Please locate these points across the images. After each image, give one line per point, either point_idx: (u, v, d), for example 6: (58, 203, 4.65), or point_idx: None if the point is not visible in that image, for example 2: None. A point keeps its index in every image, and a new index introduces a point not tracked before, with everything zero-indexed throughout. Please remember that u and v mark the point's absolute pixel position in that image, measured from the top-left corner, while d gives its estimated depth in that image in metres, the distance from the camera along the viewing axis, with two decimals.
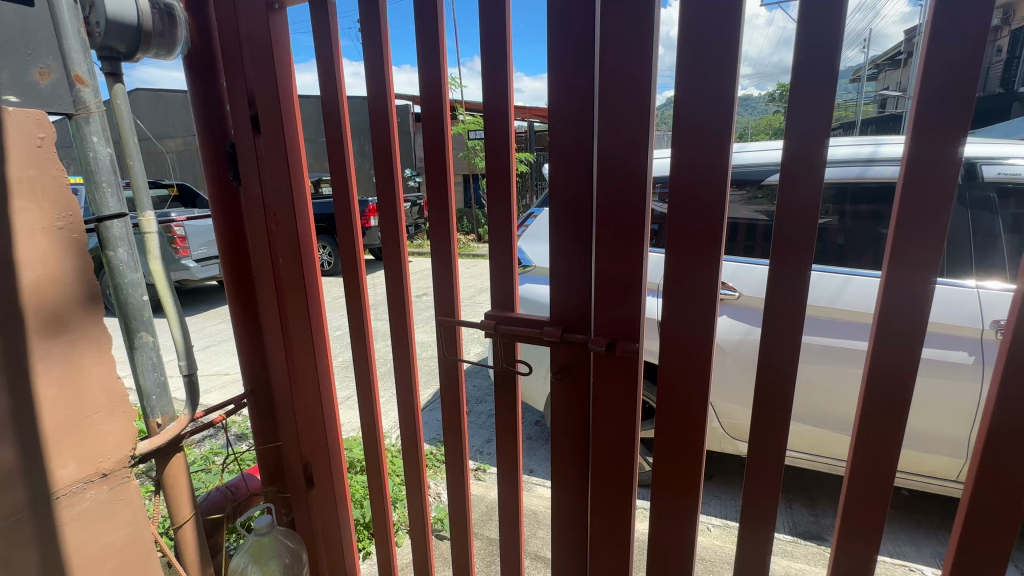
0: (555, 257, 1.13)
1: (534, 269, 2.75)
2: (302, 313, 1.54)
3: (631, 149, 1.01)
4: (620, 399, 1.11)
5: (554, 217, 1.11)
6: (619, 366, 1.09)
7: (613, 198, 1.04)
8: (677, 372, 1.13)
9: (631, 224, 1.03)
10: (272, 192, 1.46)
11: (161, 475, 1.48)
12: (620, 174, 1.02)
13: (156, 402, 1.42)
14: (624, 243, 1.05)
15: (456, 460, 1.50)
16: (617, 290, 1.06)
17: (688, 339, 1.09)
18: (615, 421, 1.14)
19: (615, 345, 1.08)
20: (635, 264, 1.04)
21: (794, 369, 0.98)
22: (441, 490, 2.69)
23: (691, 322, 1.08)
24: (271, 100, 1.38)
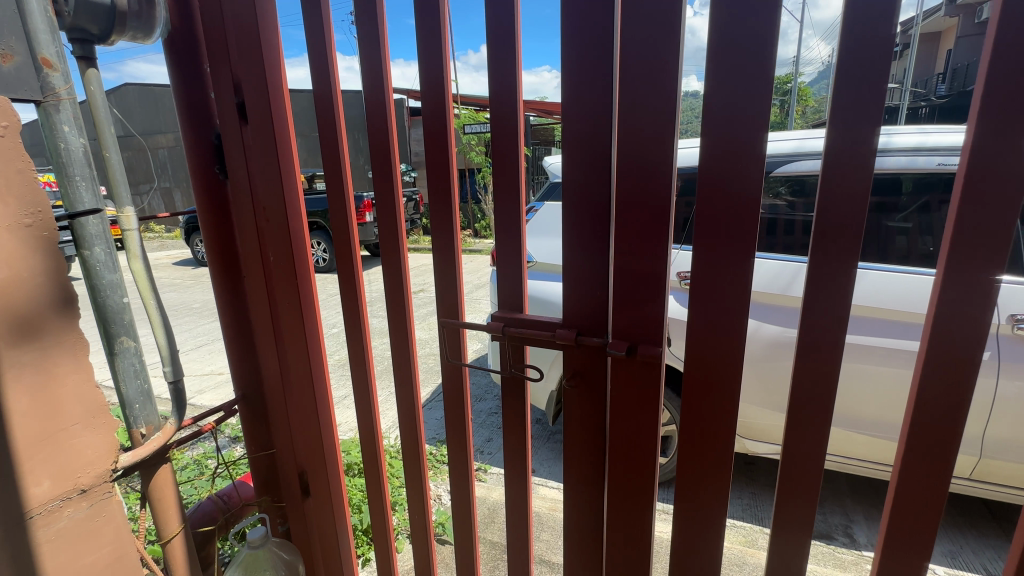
0: (568, 254, 1.04)
1: (536, 265, 2.67)
2: (296, 314, 1.45)
3: (652, 139, 0.92)
4: (640, 406, 1.04)
5: (569, 211, 1.03)
6: (639, 372, 1.01)
7: (634, 191, 0.95)
8: (703, 376, 1.05)
9: (653, 219, 0.95)
10: (262, 186, 1.36)
11: (147, 487, 1.39)
12: (642, 165, 0.94)
13: (139, 410, 1.33)
14: (645, 241, 0.96)
15: (460, 469, 1.42)
16: (639, 290, 0.98)
17: (713, 341, 1.02)
18: (636, 430, 1.06)
19: (636, 350, 1.00)
20: (659, 262, 0.96)
21: (830, 375, 0.91)
22: (443, 492, 2.63)
23: (720, 324, 1.01)
24: (260, 87, 1.28)
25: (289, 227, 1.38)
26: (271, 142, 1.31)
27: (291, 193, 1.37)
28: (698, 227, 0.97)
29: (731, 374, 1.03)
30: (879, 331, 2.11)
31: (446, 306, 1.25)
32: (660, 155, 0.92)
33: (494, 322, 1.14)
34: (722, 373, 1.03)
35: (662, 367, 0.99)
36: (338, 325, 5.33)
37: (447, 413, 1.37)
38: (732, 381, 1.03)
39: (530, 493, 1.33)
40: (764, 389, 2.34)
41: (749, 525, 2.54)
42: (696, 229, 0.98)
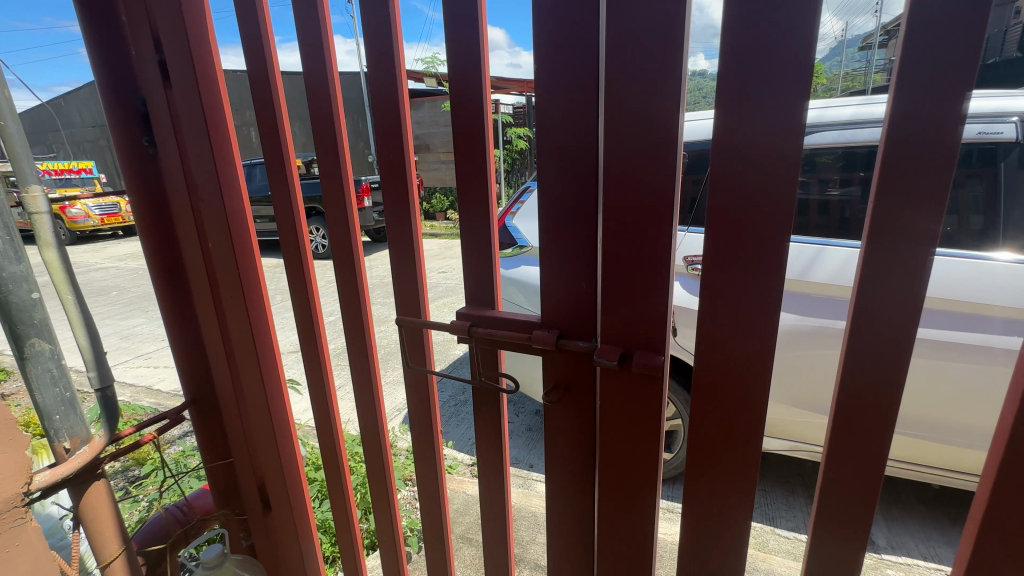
0: (549, 236, 0.84)
1: (530, 250, 2.48)
2: (242, 310, 1.28)
3: (643, 88, 0.71)
4: (635, 423, 0.84)
5: (546, 184, 0.82)
6: (635, 384, 0.81)
7: (627, 155, 0.74)
8: (717, 380, 0.86)
9: (652, 190, 0.73)
10: (197, 161, 1.18)
11: (77, 507, 1.23)
12: (636, 122, 0.72)
13: (60, 422, 1.15)
14: (639, 221, 0.76)
15: (428, 482, 1.24)
16: (633, 282, 0.78)
17: (725, 343, 0.84)
18: (631, 449, 0.87)
19: (631, 358, 0.80)
20: (660, 244, 0.75)
21: (892, 377, 0.73)
22: (412, 497, 2.40)
23: (739, 317, 0.81)
24: (184, 44, 1.09)
25: (227, 211, 1.21)
26: (199, 113, 1.14)
27: (228, 170, 1.20)
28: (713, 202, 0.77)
29: (749, 383, 0.84)
30: (955, 325, 1.78)
31: (409, 298, 1.06)
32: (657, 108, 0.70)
33: (458, 321, 0.95)
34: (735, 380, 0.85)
35: (665, 378, 0.79)
36: (334, 313, 5.13)
37: (413, 421, 1.18)
38: (752, 390, 0.84)
39: (511, 512, 1.16)
40: (779, 383, 2.14)
41: (759, 526, 2.36)
42: (712, 202, 0.78)
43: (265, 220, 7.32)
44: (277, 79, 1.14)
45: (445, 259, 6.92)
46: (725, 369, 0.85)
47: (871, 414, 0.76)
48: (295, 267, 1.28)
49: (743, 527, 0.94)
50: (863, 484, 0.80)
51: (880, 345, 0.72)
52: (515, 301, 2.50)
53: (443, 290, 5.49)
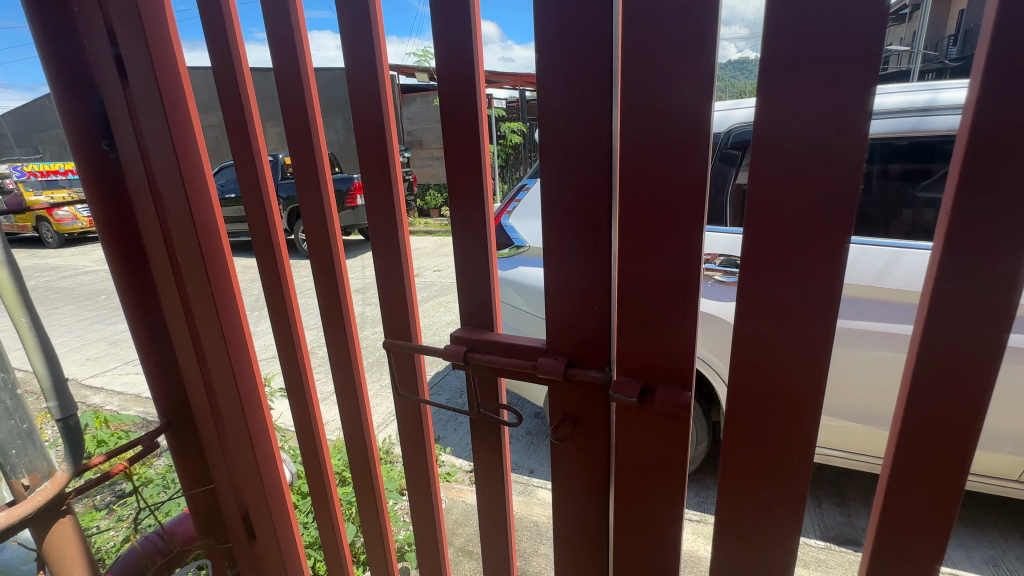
0: (557, 250, 0.74)
1: (527, 250, 2.38)
2: (214, 322, 1.25)
3: (672, 79, 0.61)
4: (657, 459, 0.74)
5: (556, 190, 0.72)
6: (653, 423, 0.73)
7: (648, 159, 0.64)
8: (758, 393, 0.79)
9: (676, 200, 0.64)
10: (163, 170, 1.11)
11: (42, 546, 1.12)
12: (663, 122, 0.63)
13: (18, 457, 1.04)
14: (664, 238, 0.66)
15: (425, 511, 1.14)
16: (656, 308, 0.69)
17: (761, 355, 0.77)
18: (655, 487, 0.77)
19: (651, 393, 0.71)
20: (689, 261, 0.65)
21: (964, 376, 0.67)
22: (404, 506, 2.33)
23: (782, 326, 0.74)
24: (142, 47, 1.04)
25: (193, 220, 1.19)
26: (163, 123, 1.09)
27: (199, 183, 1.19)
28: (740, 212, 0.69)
29: (788, 401, 0.78)
30: None
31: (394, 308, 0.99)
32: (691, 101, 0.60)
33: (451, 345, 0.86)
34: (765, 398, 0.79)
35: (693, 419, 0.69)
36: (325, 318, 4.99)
37: (405, 446, 1.08)
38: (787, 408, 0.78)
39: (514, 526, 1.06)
40: None
41: None
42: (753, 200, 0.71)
43: None
44: (247, 80, 1.09)
45: (438, 258, 6.80)
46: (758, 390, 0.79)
47: (933, 417, 0.70)
48: (271, 279, 1.25)
49: (783, 552, 0.86)
50: (923, 494, 0.74)
51: (953, 342, 0.67)
52: (513, 304, 2.41)
53: (436, 290, 5.37)
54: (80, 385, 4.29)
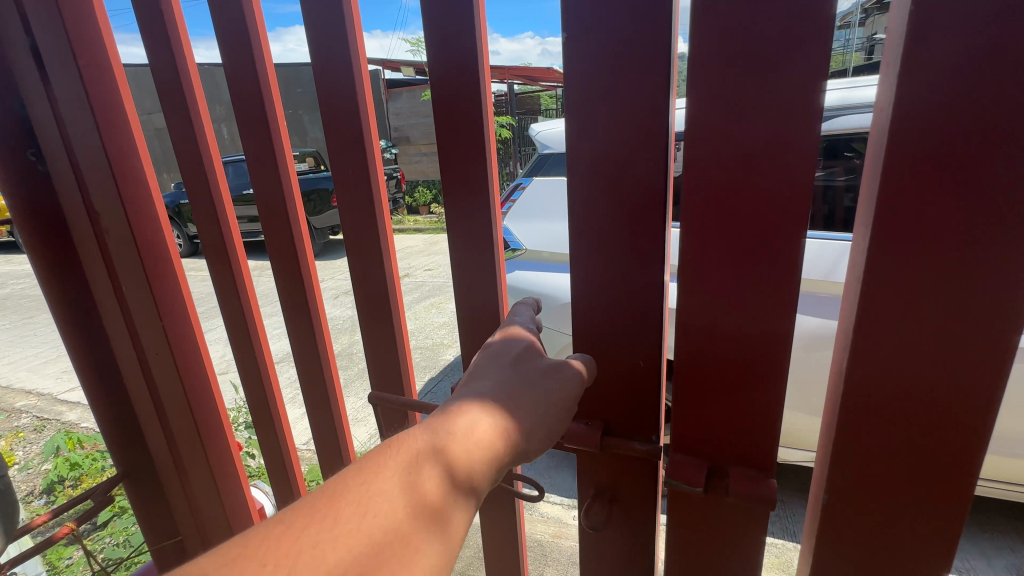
0: (594, 269, 0.70)
1: (524, 254, 2.22)
2: (172, 361, 1.06)
3: (733, 122, 0.52)
4: (721, 513, 0.67)
5: (597, 208, 0.67)
6: (720, 510, 0.67)
7: (717, 182, 0.55)
8: (880, 457, 0.57)
9: (746, 232, 0.55)
10: (100, 185, 0.94)
11: None
12: (725, 173, 0.54)
13: None
14: (728, 305, 0.59)
15: None
16: (719, 380, 0.62)
17: (875, 407, 0.56)
18: (724, 539, 0.68)
19: (721, 474, 0.65)
20: (749, 297, 0.57)
21: None
22: None
23: (907, 372, 0.53)
24: (61, 38, 0.86)
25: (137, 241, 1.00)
26: (94, 130, 0.91)
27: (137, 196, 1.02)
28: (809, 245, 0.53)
29: (932, 479, 0.56)
30: None
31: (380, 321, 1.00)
32: (763, 146, 0.52)
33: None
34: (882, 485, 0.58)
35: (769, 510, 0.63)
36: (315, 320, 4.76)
37: None
38: (914, 501, 0.57)
39: (526, 549, 1.08)
40: None
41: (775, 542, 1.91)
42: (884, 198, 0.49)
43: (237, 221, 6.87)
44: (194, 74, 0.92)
45: (429, 256, 6.60)
46: (874, 475, 0.58)
47: None
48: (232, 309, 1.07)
49: None
50: None
51: None
52: None
53: (428, 290, 5.19)
54: (55, 400, 4.05)
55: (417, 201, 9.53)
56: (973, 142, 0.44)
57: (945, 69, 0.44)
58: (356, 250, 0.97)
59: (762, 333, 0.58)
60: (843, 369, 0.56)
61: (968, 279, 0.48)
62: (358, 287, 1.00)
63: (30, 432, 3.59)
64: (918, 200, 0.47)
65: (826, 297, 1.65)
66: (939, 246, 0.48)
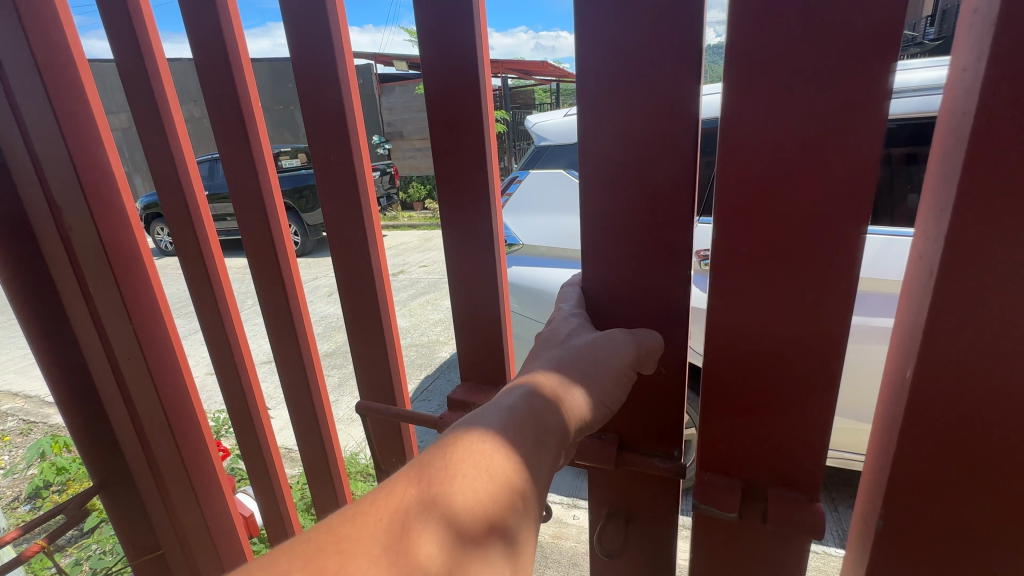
0: (614, 264, 0.65)
1: (522, 249, 2.15)
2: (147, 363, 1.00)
3: (785, 101, 0.46)
4: (756, 534, 0.61)
5: (619, 203, 0.62)
6: (757, 533, 0.61)
7: (755, 161, 0.48)
8: (947, 478, 0.51)
9: (785, 217, 0.49)
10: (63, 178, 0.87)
11: None
12: (775, 160, 0.48)
13: None
14: (772, 308, 0.53)
15: None
16: (760, 391, 0.56)
17: (947, 424, 0.49)
18: (758, 560, 0.62)
19: (757, 493, 0.59)
20: (789, 291, 0.51)
21: None
22: None
23: (984, 382, 0.47)
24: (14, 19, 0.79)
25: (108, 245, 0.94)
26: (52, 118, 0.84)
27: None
28: (855, 243, 0.48)
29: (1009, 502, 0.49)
30: None
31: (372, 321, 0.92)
32: (816, 127, 0.46)
33: (449, 416, 0.87)
34: (945, 509, 0.52)
35: (813, 540, 0.57)
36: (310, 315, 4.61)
37: None
38: (985, 521, 0.51)
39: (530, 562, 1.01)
40: None
41: None
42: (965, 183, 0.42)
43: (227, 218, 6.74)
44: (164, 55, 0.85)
45: (424, 252, 6.52)
46: (941, 496, 0.52)
47: None
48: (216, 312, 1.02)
49: None
50: None
51: None
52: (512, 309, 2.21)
53: (423, 287, 5.12)
54: (42, 402, 3.95)
55: (411, 197, 9.43)
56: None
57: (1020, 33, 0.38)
58: (345, 243, 0.89)
59: (800, 335, 0.52)
60: (909, 380, 0.49)
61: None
62: (347, 284, 0.92)
63: (17, 435, 3.50)
64: (983, 187, 0.41)
65: (879, 296, 1.50)
66: (1005, 241, 0.42)
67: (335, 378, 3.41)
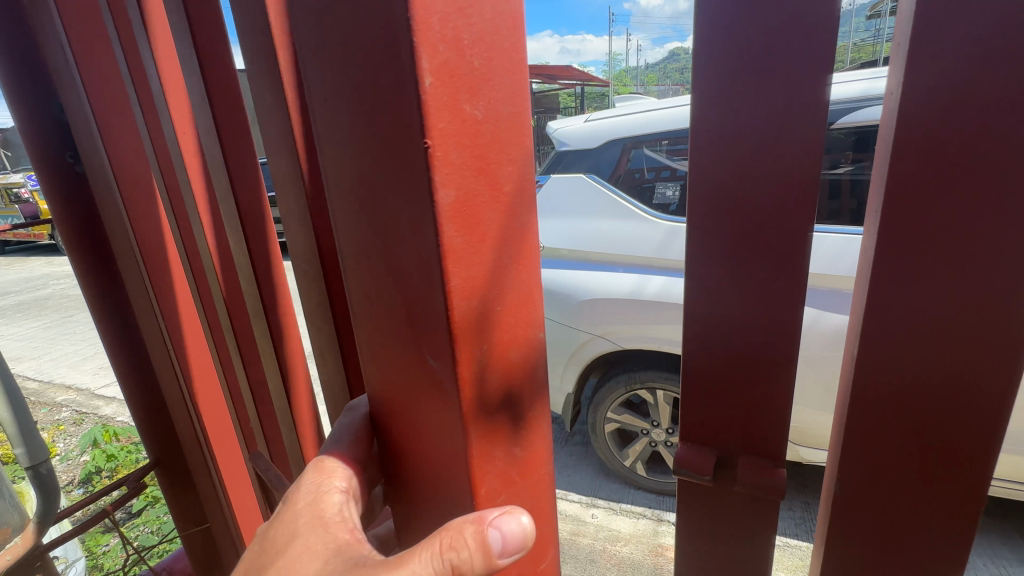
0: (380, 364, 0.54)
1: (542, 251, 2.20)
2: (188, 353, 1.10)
3: (748, 109, 0.52)
4: (732, 499, 0.66)
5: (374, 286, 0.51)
6: (733, 499, 0.66)
7: (718, 162, 0.55)
8: (894, 428, 0.55)
9: (751, 209, 0.55)
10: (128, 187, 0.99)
11: None
12: (736, 159, 0.54)
13: None
14: (736, 297, 0.58)
15: None
16: (727, 372, 0.62)
17: (891, 388, 0.53)
18: (738, 521, 0.67)
19: (727, 462, 0.65)
20: (748, 280, 0.57)
21: None
22: None
23: (922, 359, 0.51)
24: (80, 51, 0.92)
25: None
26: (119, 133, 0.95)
27: None
28: (806, 233, 0.54)
29: (948, 442, 0.53)
30: None
31: None
32: (772, 132, 0.52)
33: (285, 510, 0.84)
34: (893, 467, 0.56)
35: (780, 500, 0.63)
36: None
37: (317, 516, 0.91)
38: (930, 460, 0.54)
39: None
40: None
41: (795, 542, 1.82)
42: (900, 181, 0.47)
43: None
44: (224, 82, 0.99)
45: None
46: (886, 443, 0.56)
47: None
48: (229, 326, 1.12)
49: None
50: None
51: None
52: None
53: None
54: (93, 394, 4.23)
55: None
56: (966, 131, 0.44)
57: (939, 48, 0.43)
58: None
59: (762, 321, 0.58)
60: (855, 357, 0.55)
61: (958, 264, 0.48)
62: None
63: (71, 424, 3.77)
64: (910, 183, 0.47)
65: (842, 292, 1.62)
66: (935, 237, 0.48)
67: None
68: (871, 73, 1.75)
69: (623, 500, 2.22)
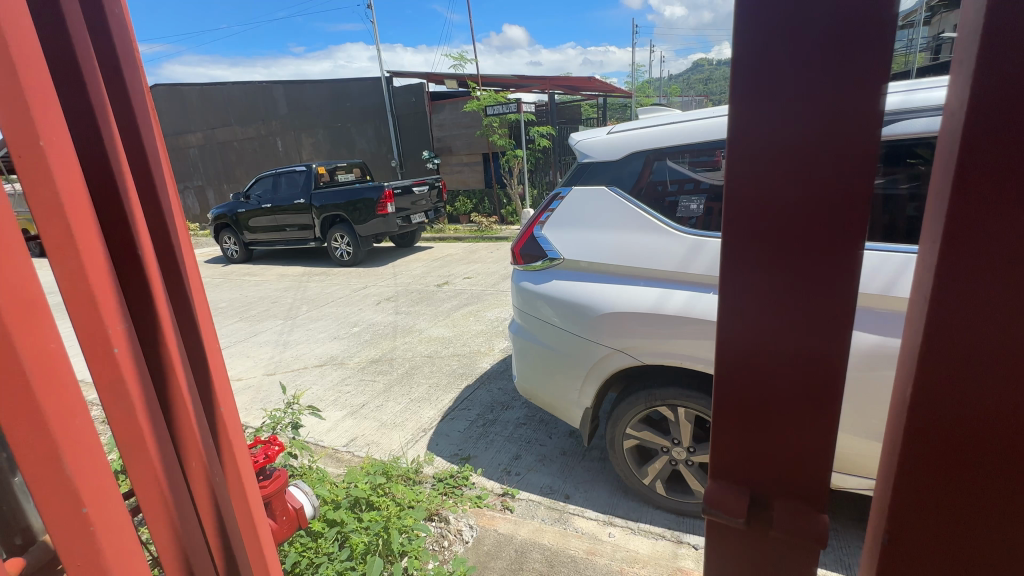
0: None
1: (562, 263, 2.18)
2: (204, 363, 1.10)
3: (789, 125, 0.50)
4: (767, 539, 0.62)
5: None
6: (767, 542, 0.63)
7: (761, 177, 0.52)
8: (952, 450, 0.52)
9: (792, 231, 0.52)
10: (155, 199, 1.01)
11: None
12: (778, 181, 0.51)
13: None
14: (774, 324, 0.55)
15: None
16: (760, 401, 0.59)
17: (948, 410, 0.51)
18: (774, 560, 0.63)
19: (761, 502, 0.62)
20: (788, 304, 0.54)
21: None
22: (462, 526, 2.19)
23: (986, 381, 0.49)
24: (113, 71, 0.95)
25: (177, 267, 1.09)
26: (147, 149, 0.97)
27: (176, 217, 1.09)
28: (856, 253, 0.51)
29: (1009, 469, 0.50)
30: None
31: None
32: (815, 150, 0.49)
33: None
34: (949, 491, 0.54)
35: (820, 547, 0.59)
36: (359, 322, 4.84)
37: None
38: (990, 486, 0.52)
39: None
40: None
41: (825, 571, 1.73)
42: (962, 194, 0.46)
43: (294, 229, 7.35)
44: None
45: (468, 264, 6.68)
46: (941, 466, 0.53)
47: None
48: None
49: None
50: None
51: None
52: (545, 319, 2.24)
53: (467, 298, 5.25)
54: None
55: (458, 210, 9.72)
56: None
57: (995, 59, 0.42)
58: None
59: (801, 349, 0.55)
60: (908, 399, 0.53)
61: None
62: None
63: None
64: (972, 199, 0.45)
65: (876, 310, 1.55)
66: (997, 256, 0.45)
67: (380, 384, 3.56)
68: (901, 87, 1.72)
69: (641, 519, 2.16)
